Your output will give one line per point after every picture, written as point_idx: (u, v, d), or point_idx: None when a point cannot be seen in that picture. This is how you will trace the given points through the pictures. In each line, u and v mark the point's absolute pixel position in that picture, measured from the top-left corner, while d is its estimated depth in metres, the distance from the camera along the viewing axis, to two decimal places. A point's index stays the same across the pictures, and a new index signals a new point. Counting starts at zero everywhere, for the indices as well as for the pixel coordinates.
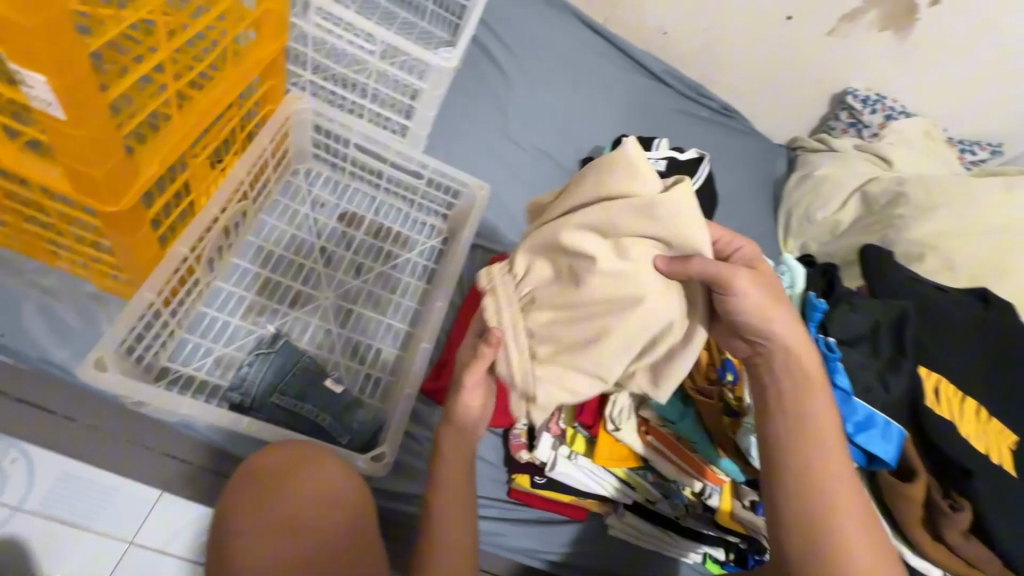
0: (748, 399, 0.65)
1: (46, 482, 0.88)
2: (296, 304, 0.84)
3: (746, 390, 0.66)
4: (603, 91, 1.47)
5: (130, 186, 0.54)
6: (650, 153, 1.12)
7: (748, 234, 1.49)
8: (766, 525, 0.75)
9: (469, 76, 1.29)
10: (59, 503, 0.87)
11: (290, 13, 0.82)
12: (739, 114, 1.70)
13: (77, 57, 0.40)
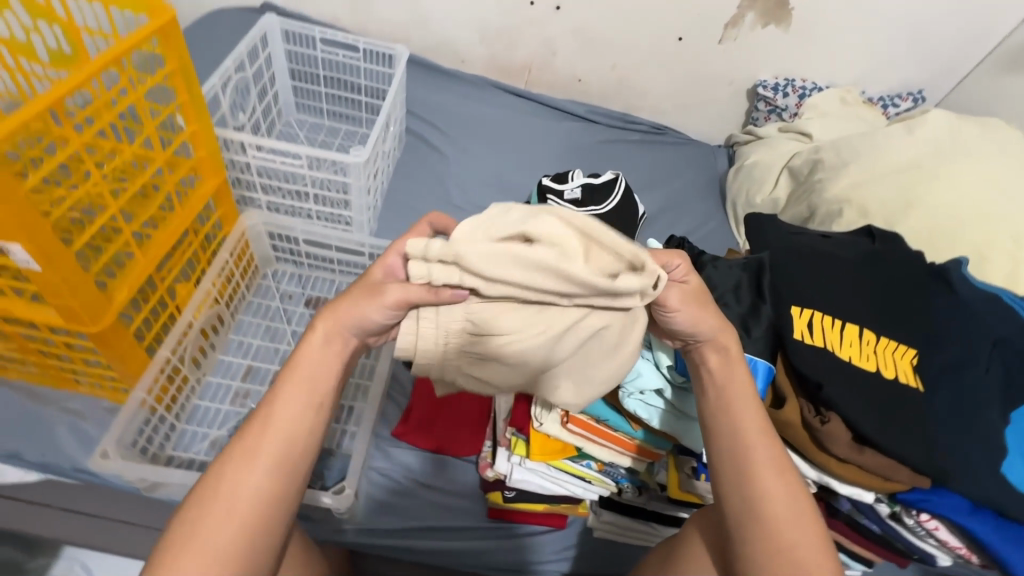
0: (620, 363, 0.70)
1: None
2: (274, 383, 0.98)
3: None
4: (534, 142, 1.64)
5: (106, 310, 0.71)
6: (567, 185, 1.25)
7: (700, 230, 1.57)
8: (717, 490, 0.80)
9: (409, 162, 1.49)
10: None
11: (232, 155, 1.03)
12: (671, 129, 1.83)
13: (40, 227, 0.57)
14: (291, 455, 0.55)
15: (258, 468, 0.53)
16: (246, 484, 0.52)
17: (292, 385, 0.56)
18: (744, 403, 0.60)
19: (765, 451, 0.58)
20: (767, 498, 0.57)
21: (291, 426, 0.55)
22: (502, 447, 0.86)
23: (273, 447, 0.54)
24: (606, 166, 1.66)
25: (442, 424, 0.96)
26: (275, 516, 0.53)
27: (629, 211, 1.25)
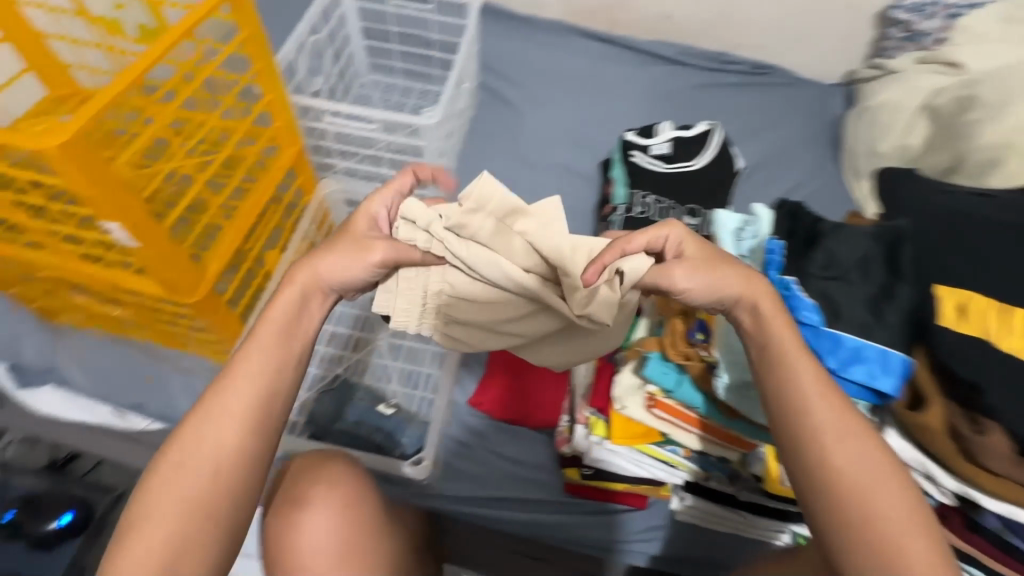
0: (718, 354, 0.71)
1: None
2: (357, 348, 0.95)
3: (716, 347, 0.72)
4: (617, 91, 1.51)
5: (201, 281, 0.74)
6: (653, 141, 1.14)
7: (807, 185, 1.38)
8: None
9: (484, 119, 1.43)
10: None
11: (309, 121, 1.02)
12: (776, 68, 1.60)
13: (133, 206, 0.59)
14: (259, 414, 0.58)
15: (225, 427, 0.56)
16: (214, 440, 0.55)
17: (255, 350, 0.60)
18: (796, 365, 0.56)
19: (827, 409, 0.54)
20: (833, 466, 0.53)
21: (255, 388, 0.58)
22: (579, 423, 0.82)
23: (238, 407, 0.57)
24: (697, 115, 1.49)
25: (519, 394, 0.96)
26: (245, 471, 0.56)
27: (725, 167, 1.11)
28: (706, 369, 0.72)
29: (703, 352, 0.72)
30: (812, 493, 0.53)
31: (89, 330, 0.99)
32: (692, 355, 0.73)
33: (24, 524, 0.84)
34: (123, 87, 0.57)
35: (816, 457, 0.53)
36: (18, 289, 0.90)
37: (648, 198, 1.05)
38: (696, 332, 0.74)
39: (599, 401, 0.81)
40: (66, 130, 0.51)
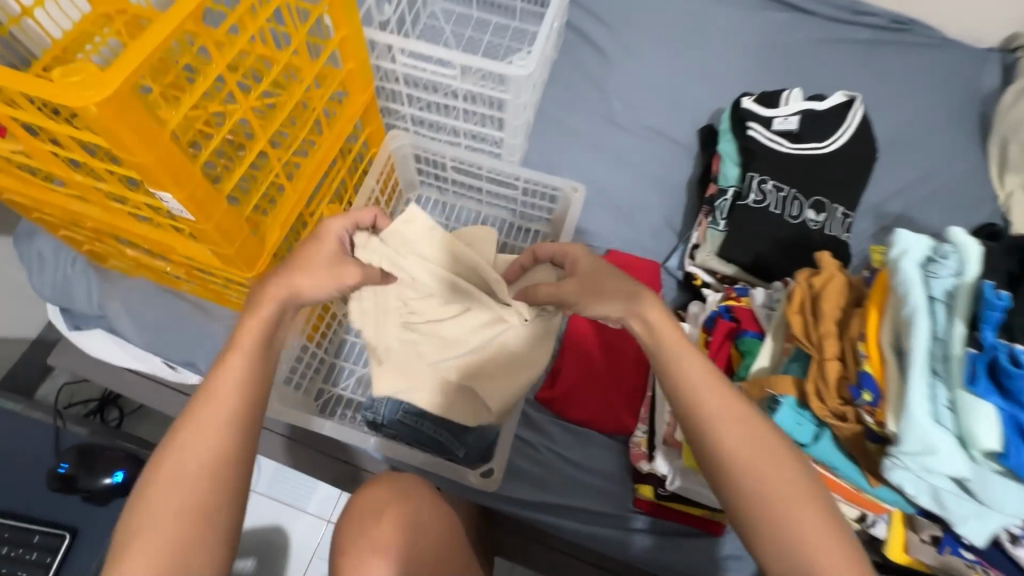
0: (893, 426, 0.50)
1: (269, 472, 1.16)
2: None
3: (892, 415, 0.50)
4: (724, 40, 1.28)
5: (261, 253, 0.65)
6: (778, 111, 0.94)
7: (941, 174, 1.17)
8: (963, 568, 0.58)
9: (565, 63, 1.23)
10: (279, 489, 1.15)
11: (379, 60, 0.88)
12: (922, 23, 1.32)
13: (191, 175, 0.49)
14: (244, 417, 0.52)
15: (213, 440, 0.50)
16: (194, 457, 0.49)
17: (236, 349, 0.53)
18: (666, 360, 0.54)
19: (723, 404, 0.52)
20: (725, 443, 0.50)
21: (237, 393, 0.52)
22: (669, 446, 0.77)
23: (219, 419, 0.50)
24: (818, 77, 1.26)
25: (596, 395, 0.87)
26: (235, 476, 0.50)
27: (863, 151, 0.92)
28: (864, 436, 0.53)
29: (868, 418, 0.52)
30: (722, 485, 0.50)
31: (139, 279, 0.93)
32: (848, 415, 0.53)
33: (78, 479, 0.82)
34: (179, 23, 0.45)
35: (719, 449, 0.50)
36: (66, 233, 0.83)
37: (768, 184, 0.88)
38: (862, 389, 0.51)
39: None
40: (112, 81, 0.39)
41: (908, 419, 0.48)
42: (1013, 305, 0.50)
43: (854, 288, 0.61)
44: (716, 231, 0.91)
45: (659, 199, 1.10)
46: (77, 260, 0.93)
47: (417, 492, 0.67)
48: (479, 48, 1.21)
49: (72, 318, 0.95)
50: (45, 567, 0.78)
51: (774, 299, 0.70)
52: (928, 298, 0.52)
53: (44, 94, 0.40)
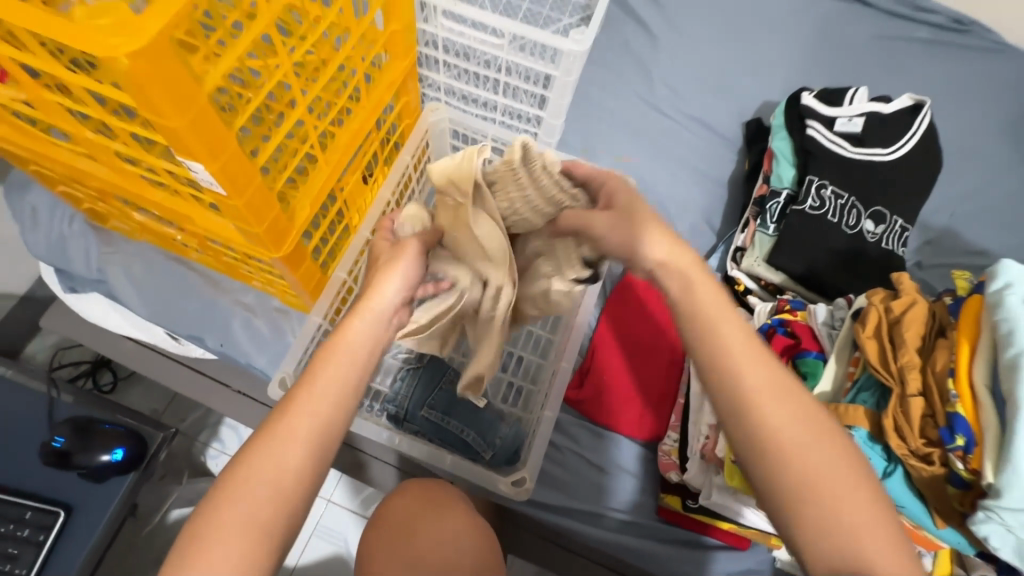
0: (988, 475, 0.46)
1: None
2: None
3: (988, 463, 0.47)
4: (778, 28, 1.18)
5: (290, 232, 0.59)
6: (841, 111, 0.89)
7: (994, 188, 1.11)
8: None
9: (608, 42, 1.14)
10: None
11: (419, 22, 0.79)
12: (981, 25, 1.24)
13: (224, 142, 0.43)
14: (328, 444, 0.48)
15: (294, 454, 0.46)
16: (280, 460, 0.46)
17: (337, 354, 0.51)
18: (737, 367, 0.47)
19: (784, 420, 0.46)
20: (776, 456, 0.45)
21: (317, 427, 0.48)
22: (706, 460, 0.73)
23: (309, 431, 0.47)
24: (878, 76, 1.17)
25: (623, 396, 0.83)
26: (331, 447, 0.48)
27: (923, 163, 0.87)
28: (944, 479, 0.51)
29: (958, 464, 0.48)
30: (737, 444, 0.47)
31: (142, 244, 0.87)
32: (933, 457, 0.51)
33: (74, 454, 0.77)
34: None
35: (785, 475, 0.44)
36: (65, 189, 0.75)
37: (827, 191, 0.83)
38: (954, 434, 0.49)
39: None
40: (143, 31, 0.32)
41: (1009, 476, 0.44)
42: None
43: (936, 317, 0.56)
44: (765, 235, 0.86)
45: (699, 193, 1.02)
46: (74, 219, 0.86)
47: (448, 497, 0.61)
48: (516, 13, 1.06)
49: (67, 279, 0.88)
50: (37, 545, 0.73)
51: (837, 317, 0.65)
52: None
53: (51, 38, 0.32)
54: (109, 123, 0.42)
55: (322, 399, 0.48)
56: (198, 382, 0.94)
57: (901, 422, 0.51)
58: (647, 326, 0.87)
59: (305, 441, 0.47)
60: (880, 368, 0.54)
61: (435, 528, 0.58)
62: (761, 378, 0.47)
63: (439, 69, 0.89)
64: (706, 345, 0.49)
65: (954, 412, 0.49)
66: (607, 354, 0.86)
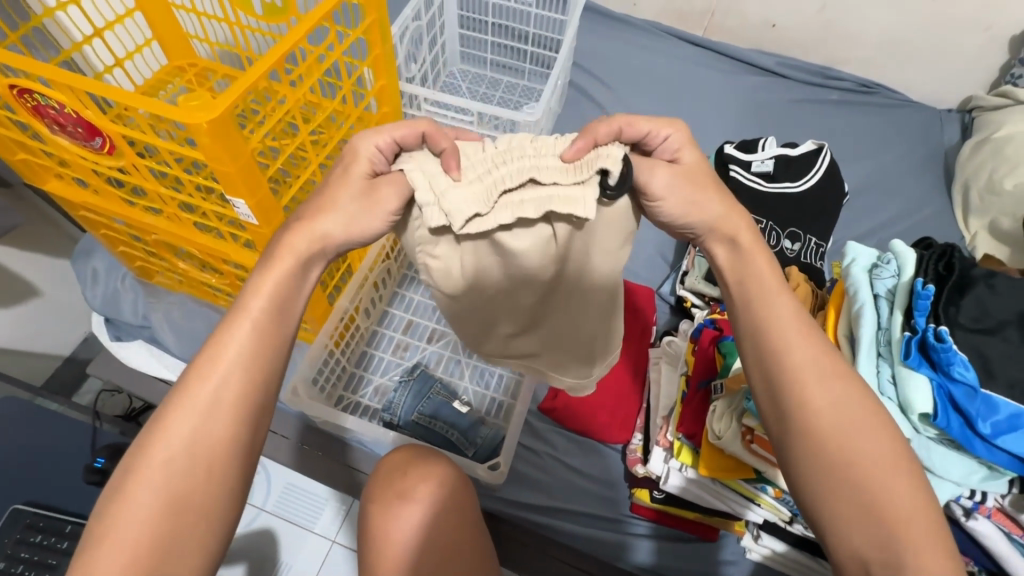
0: None
1: (276, 489, 1.03)
2: (398, 351, 0.97)
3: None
4: (710, 100, 1.41)
5: None
6: (755, 156, 1.07)
7: (913, 215, 1.26)
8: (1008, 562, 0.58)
9: (569, 117, 1.36)
10: (287, 506, 1.01)
11: (405, 109, 1.01)
12: (885, 87, 1.47)
13: (257, 183, 0.60)
14: (247, 407, 0.46)
15: (217, 421, 0.45)
16: (199, 420, 0.44)
17: (241, 318, 0.48)
18: (789, 339, 0.49)
19: (826, 393, 0.46)
20: (814, 416, 0.46)
21: (231, 389, 0.45)
22: (659, 446, 0.82)
23: (225, 396, 0.45)
24: (800, 131, 1.38)
25: (599, 403, 0.91)
26: (254, 400, 0.47)
27: (828, 193, 1.04)
28: None
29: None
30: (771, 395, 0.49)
31: (181, 295, 1.04)
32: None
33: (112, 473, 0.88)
34: (265, 69, 0.57)
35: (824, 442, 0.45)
36: (125, 249, 0.93)
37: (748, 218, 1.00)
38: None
39: (689, 425, 0.77)
40: (218, 106, 0.51)
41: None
42: (938, 293, 0.60)
43: (817, 298, 0.76)
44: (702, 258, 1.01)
45: (653, 231, 1.19)
46: (126, 276, 1.04)
47: (430, 452, 0.70)
48: (491, 100, 1.32)
49: (114, 329, 1.03)
50: (60, 555, 0.83)
51: None
52: (874, 294, 0.65)
53: (163, 115, 0.51)
54: (182, 175, 0.60)
55: (233, 361, 0.46)
56: None
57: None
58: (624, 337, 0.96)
59: (226, 395, 0.45)
60: None
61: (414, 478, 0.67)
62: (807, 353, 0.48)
63: None
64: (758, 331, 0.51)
65: None
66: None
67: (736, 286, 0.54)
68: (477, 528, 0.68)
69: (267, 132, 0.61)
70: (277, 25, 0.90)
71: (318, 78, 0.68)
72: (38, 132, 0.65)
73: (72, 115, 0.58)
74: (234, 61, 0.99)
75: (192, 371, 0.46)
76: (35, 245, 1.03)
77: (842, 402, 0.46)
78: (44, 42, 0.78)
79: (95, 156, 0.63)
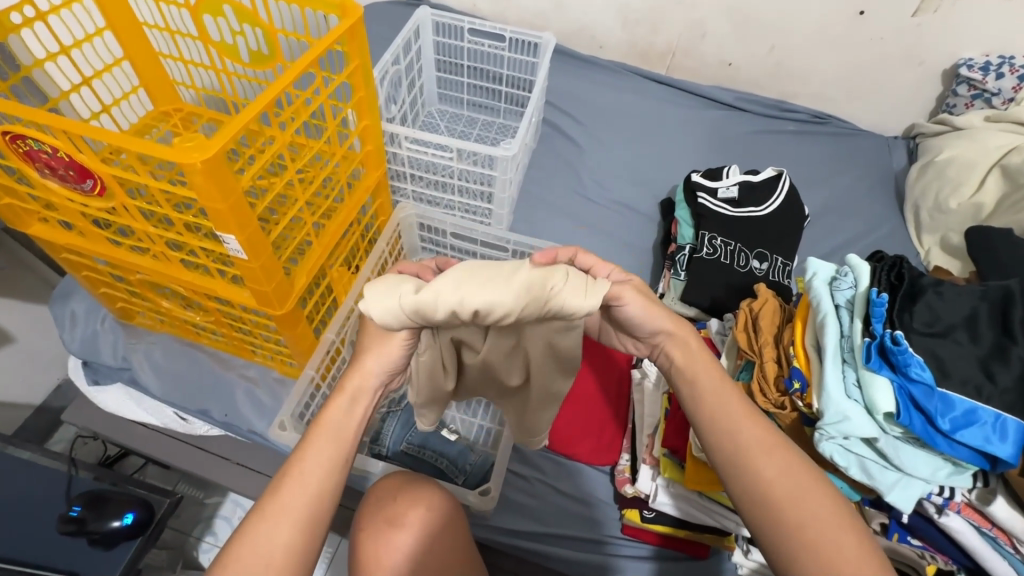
0: (817, 404, 0.64)
1: None
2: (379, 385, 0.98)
3: (815, 396, 0.65)
4: (676, 133, 1.50)
5: (290, 296, 0.77)
6: (721, 183, 1.13)
7: (871, 234, 1.34)
8: (979, 552, 0.62)
9: (544, 152, 1.42)
10: None
11: (386, 146, 1.05)
12: (836, 118, 1.58)
13: (245, 221, 0.62)
14: (316, 522, 0.52)
15: (287, 532, 0.50)
16: (277, 531, 0.50)
17: (320, 439, 0.56)
18: (736, 420, 0.54)
19: (773, 466, 0.51)
20: (766, 489, 0.51)
21: (307, 501, 0.52)
22: (647, 464, 0.85)
23: (299, 507, 0.52)
24: (760, 160, 1.47)
25: (584, 428, 0.92)
26: (320, 516, 0.53)
27: (790, 216, 1.11)
28: (800, 420, 0.68)
29: (799, 402, 0.67)
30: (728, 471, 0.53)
31: (163, 334, 1.03)
32: (786, 404, 0.69)
33: (89, 521, 0.85)
34: (255, 112, 0.60)
35: (787, 514, 0.49)
36: (107, 289, 0.93)
37: (718, 241, 1.05)
38: (793, 380, 0.68)
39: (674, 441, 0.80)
40: (212, 147, 0.54)
41: (825, 397, 0.63)
42: (892, 301, 0.65)
43: (786, 311, 0.80)
44: (678, 280, 1.05)
45: (630, 258, 1.25)
46: (106, 318, 1.03)
47: (422, 480, 0.69)
48: (469, 137, 1.38)
49: (92, 372, 1.01)
50: None
51: (725, 326, 0.87)
52: (835, 305, 0.70)
53: (156, 157, 0.53)
54: (173, 215, 0.62)
55: (308, 476, 0.54)
56: (200, 458, 1.01)
57: (762, 382, 0.71)
58: (601, 358, 0.98)
59: (297, 507, 0.52)
60: (749, 350, 0.75)
61: (411, 511, 0.66)
62: (752, 432, 0.54)
63: (407, 181, 1.16)
64: (710, 416, 0.56)
65: (793, 365, 0.69)
66: (579, 380, 0.96)
67: (689, 375, 0.59)
68: (476, 555, 0.69)
69: (253, 170, 0.63)
70: (263, 72, 0.94)
71: (304, 120, 0.71)
72: (27, 176, 0.66)
73: (64, 158, 0.60)
74: (220, 107, 1.02)
75: (272, 488, 0.52)
76: (10, 290, 1.02)
77: (792, 466, 0.51)
78: (33, 91, 0.80)
79: (85, 198, 0.64)
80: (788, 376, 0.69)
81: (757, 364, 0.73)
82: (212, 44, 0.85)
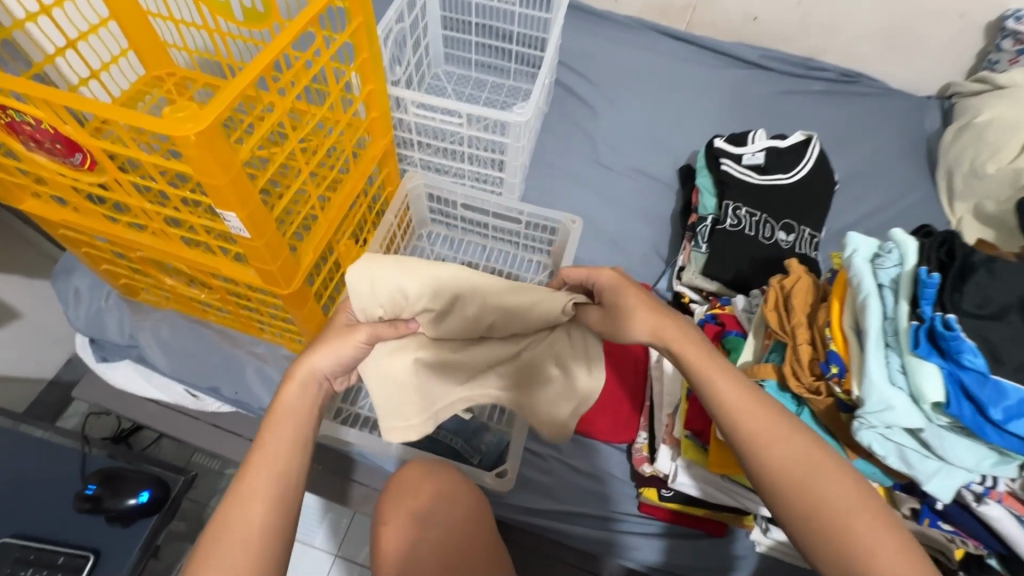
0: (856, 390, 0.61)
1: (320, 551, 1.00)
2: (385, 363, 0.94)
3: (854, 381, 0.62)
4: (696, 95, 1.42)
5: (297, 275, 0.74)
6: (746, 148, 1.07)
7: (901, 201, 1.28)
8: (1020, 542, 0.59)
9: (557, 116, 1.35)
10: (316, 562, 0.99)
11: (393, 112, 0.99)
12: (866, 76, 1.49)
13: (248, 196, 0.58)
14: (288, 502, 0.52)
15: (256, 512, 0.50)
16: (250, 512, 0.50)
17: (281, 423, 0.55)
18: (739, 409, 0.53)
19: (784, 452, 0.51)
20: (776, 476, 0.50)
21: (280, 485, 0.52)
22: (666, 445, 0.83)
23: (268, 487, 0.51)
24: (785, 123, 1.39)
25: (602, 405, 0.90)
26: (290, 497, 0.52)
27: (818, 184, 1.05)
28: (835, 406, 0.66)
29: (836, 388, 0.64)
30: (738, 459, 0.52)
31: (168, 311, 1.01)
32: (822, 389, 0.66)
33: (104, 499, 0.84)
34: (254, 74, 0.55)
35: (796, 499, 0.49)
36: (108, 266, 0.90)
37: (743, 212, 1.00)
38: (830, 364, 0.64)
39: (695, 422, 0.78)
40: (206, 117, 0.49)
41: (867, 383, 0.59)
42: (943, 281, 0.60)
43: (822, 288, 0.76)
44: (699, 253, 1.00)
45: (647, 228, 1.20)
46: (110, 294, 1.00)
47: (442, 468, 0.69)
48: (477, 101, 1.31)
49: (99, 349, 1.00)
50: None
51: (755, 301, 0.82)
52: (877, 284, 0.66)
53: (147, 129, 0.49)
54: (169, 190, 0.58)
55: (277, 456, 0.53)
56: (212, 435, 1.00)
57: (796, 366, 0.68)
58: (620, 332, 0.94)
59: (269, 488, 0.51)
60: (782, 333, 0.72)
61: (434, 506, 0.65)
62: (756, 418, 0.52)
63: (414, 149, 1.11)
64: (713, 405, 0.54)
65: (830, 349, 0.66)
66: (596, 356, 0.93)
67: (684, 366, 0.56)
68: (503, 546, 0.68)
69: (254, 141, 0.59)
70: (259, 32, 0.87)
71: (306, 84, 0.65)
72: (12, 149, 0.62)
73: (50, 130, 0.56)
74: (215, 70, 0.96)
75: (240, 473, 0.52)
76: (10, 265, 0.99)
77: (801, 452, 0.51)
78: (15, 54, 0.74)
79: (75, 172, 0.60)
80: (824, 360, 0.66)
81: (789, 348, 0.70)
82: (203, 2, 0.79)
